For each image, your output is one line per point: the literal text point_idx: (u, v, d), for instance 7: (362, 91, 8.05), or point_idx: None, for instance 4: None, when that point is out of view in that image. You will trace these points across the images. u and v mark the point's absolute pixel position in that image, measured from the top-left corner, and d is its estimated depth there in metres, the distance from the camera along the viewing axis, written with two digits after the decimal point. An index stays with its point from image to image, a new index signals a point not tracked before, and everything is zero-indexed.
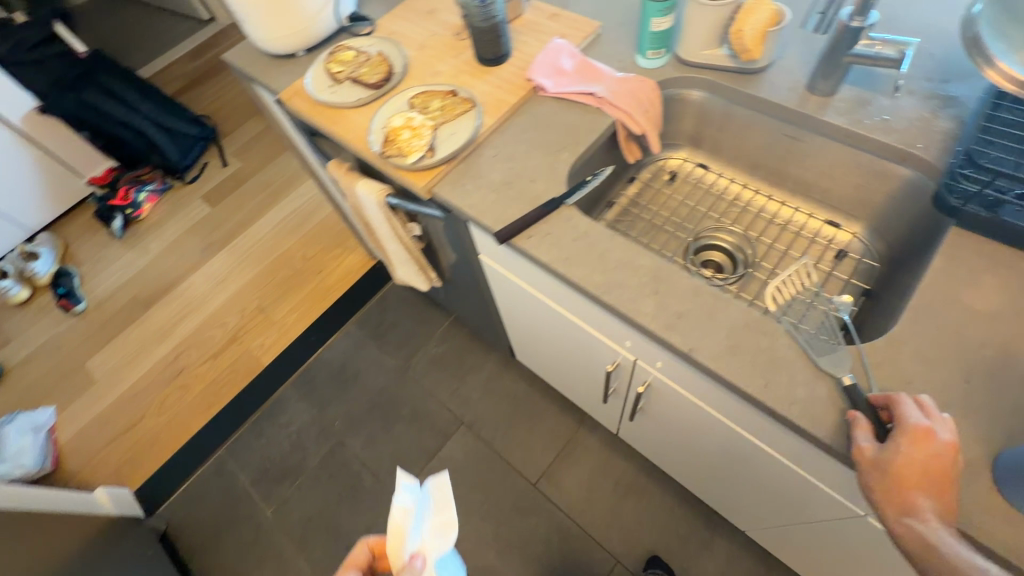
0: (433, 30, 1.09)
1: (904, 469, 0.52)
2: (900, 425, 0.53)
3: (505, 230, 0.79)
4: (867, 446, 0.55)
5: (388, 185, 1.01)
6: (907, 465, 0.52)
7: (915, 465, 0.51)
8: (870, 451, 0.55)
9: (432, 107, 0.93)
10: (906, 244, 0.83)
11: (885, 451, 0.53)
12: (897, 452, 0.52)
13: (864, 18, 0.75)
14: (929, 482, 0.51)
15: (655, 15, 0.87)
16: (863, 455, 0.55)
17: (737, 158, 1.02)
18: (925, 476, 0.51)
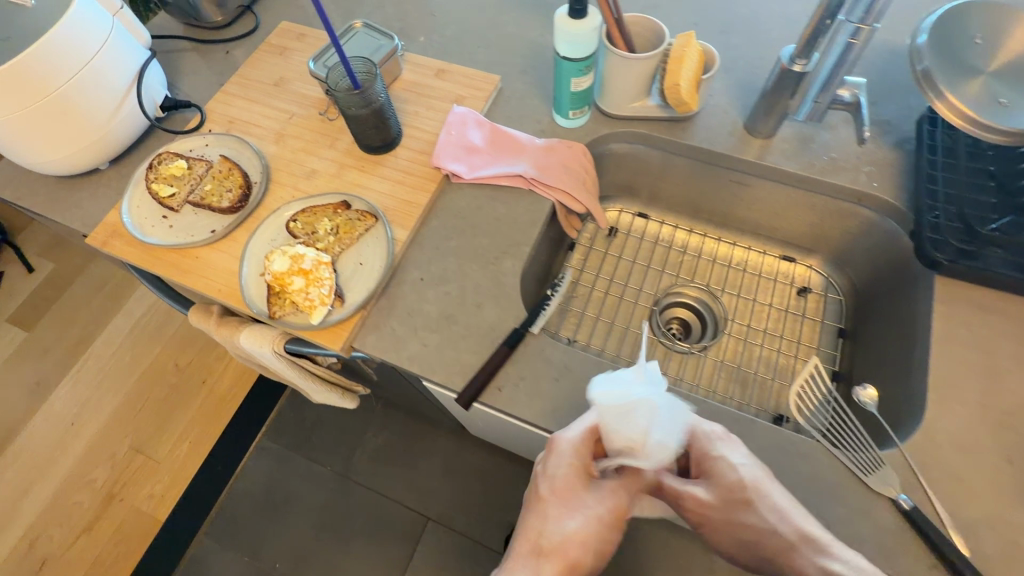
0: (290, 111, 0.84)
1: (746, 497, 0.52)
2: (702, 463, 0.55)
3: (467, 390, 0.62)
4: (704, 495, 0.53)
5: (282, 330, 0.73)
6: (746, 491, 0.52)
7: (757, 490, 0.52)
8: (707, 495, 0.53)
9: (321, 231, 0.70)
10: (872, 281, 0.80)
11: (725, 488, 0.53)
12: (724, 481, 0.53)
13: (807, 61, 0.66)
14: (772, 498, 0.52)
15: (575, 74, 0.72)
16: (695, 510, 0.53)
17: (678, 204, 0.92)
18: (756, 505, 0.52)
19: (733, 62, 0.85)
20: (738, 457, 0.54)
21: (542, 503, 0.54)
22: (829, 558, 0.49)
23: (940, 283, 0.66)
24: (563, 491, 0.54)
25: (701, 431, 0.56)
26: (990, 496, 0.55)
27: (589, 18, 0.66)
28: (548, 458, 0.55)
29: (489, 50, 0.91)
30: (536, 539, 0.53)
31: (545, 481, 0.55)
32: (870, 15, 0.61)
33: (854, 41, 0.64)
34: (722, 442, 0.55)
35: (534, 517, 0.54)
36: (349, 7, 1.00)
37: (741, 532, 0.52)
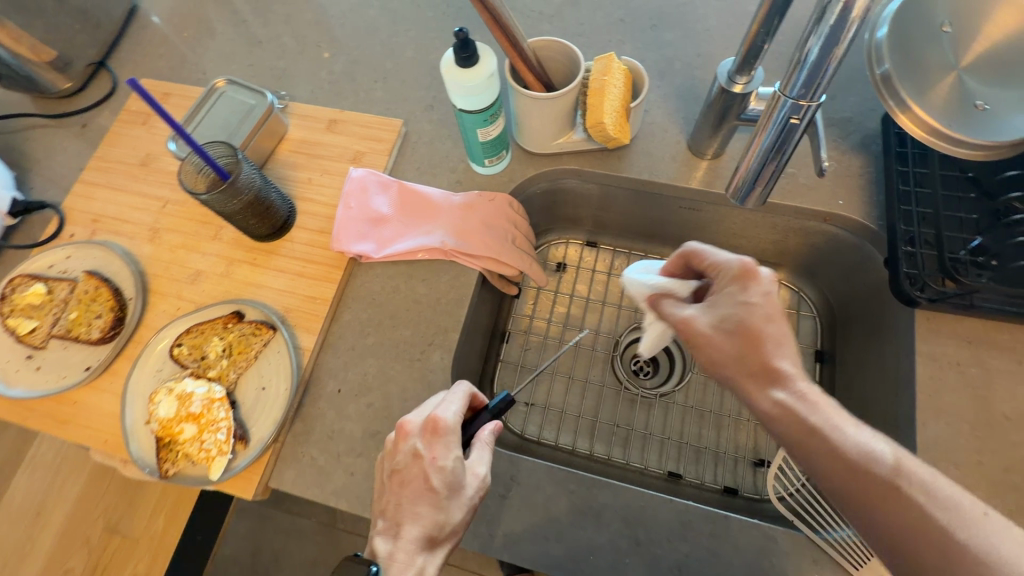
0: (162, 197, 0.72)
1: (736, 330, 0.43)
2: (720, 275, 0.46)
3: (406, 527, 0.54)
4: (693, 316, 0.46)
5: (195, 475, 0.56)
6: (741, 323, 0.43)
7: (748, 326, 0.42)
8: (698, 320, 0.45)
9: (211, 355, 0.59)
10: (846, 300, 0.71)
11: (721, 315, 0.44)
12: (731, 309, 0.44)
13: (747, 78, 0.56)
14: (765, 337, 0.42)
15: (480, 125, 0.60)
16: (684, 324, 0.46)
17: (628, 228, 0.82)
18: (736, 344, 0.43)
19: (667, 67, 0.74)
20: (754, 294, 0.43)
21: (430, 498, 0.46)
22: (778, 388, 0.41)
23: (921, 319, 0.58)
24: (459, 482, 0.47)
25: (728, 261, 0.45)
26: None
27: (482, 63, 0.54)
28: (433, 446, 0.47)
29: (388, 85, 0.78)
30: (432, 528, 0.45)
31: (435, 473, 0.46)
32: (811, 91, 0.42)
33: (793, 121, 0.45)
34: (737, 279, 0.44)
35: (420, 508, 0.46)
36: (223, 50, 0.86)
37: (706, 357, 0.44)
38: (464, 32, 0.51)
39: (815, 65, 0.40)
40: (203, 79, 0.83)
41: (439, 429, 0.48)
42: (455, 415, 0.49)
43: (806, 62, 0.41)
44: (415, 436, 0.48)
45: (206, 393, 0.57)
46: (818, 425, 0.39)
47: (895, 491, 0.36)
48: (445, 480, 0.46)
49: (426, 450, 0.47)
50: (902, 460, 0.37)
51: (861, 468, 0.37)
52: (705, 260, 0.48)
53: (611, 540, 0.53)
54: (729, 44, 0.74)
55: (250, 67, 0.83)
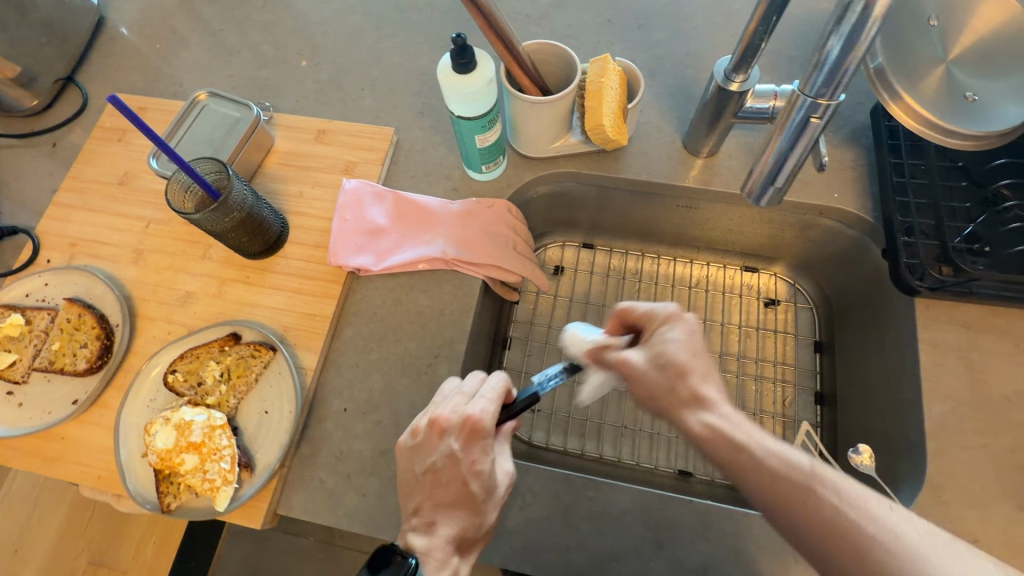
0: (144, 216, 0.68)
1: (664, 360, 0.42)
2: (649, 322, 0.46)
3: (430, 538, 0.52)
4: (632, 359, 0.44)
5: (200, 506, 0.53)
6: (669, 356, 0.42)
7: (680, 361, 0.41)
8: (631, 360, 0.44)
9: (209, 380, 0.57)
10: (843, 290, 0.72)
11: (653, 350, 0.43)
12: (660, 344, 0.43)
13: (744, 76, 0.56)
14: (693, 366, 0.41)
15: (477, 131, 0.59)
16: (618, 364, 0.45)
17: (624, 228, 0.81)
18: (666, 376, 0.41)
19: (658, 66, 0.74)
20: (679, 331, 0.43)
21: (469, 500, 0.45)
22: (705, 412, 0.39)
23: (921, 307, 0.59)
24: (494, 484, 0.46)
25: (655, 307, 0.46)
26: (1008, 554, 0.50)
27: (480, 68, 0.53)
28: (472, 448, 0.45)
29: (376, 92, 0.76)
30: (468, 529, 0.45)
31: (472, 476, 0.45)
32: (830, 89, 0.42)
33: (813, 120, 0.45)
34: (669, 323, 0.44)
35: (456, 508, 0.45)
36: (199, 60, 0.82)
37: (645, 391, 0.43)
38: (462, 37, 0.50)
39: (836, 64, 0.40)
40: (180, 91, 0.80)
41: (479, 431, 0.45)
42: (493, 414, 0.46)
43: (826, 63, 0.41)
44: (452, 434, 0.46)
45: (206, 421, 0.54)
46: (744, 441, 0.36)
47: (819, 499, 0.32)
48: (483, 483, 0.45)
49: (463, 453, 0.45)
50: (822, 469, 0.34)
51: (782, 476, 0.34)
52: (635, 313, 0.47)
53: (633, 544, 0.53)
54: (717, 41, 0.75)
55: (229, 78, 0.80)
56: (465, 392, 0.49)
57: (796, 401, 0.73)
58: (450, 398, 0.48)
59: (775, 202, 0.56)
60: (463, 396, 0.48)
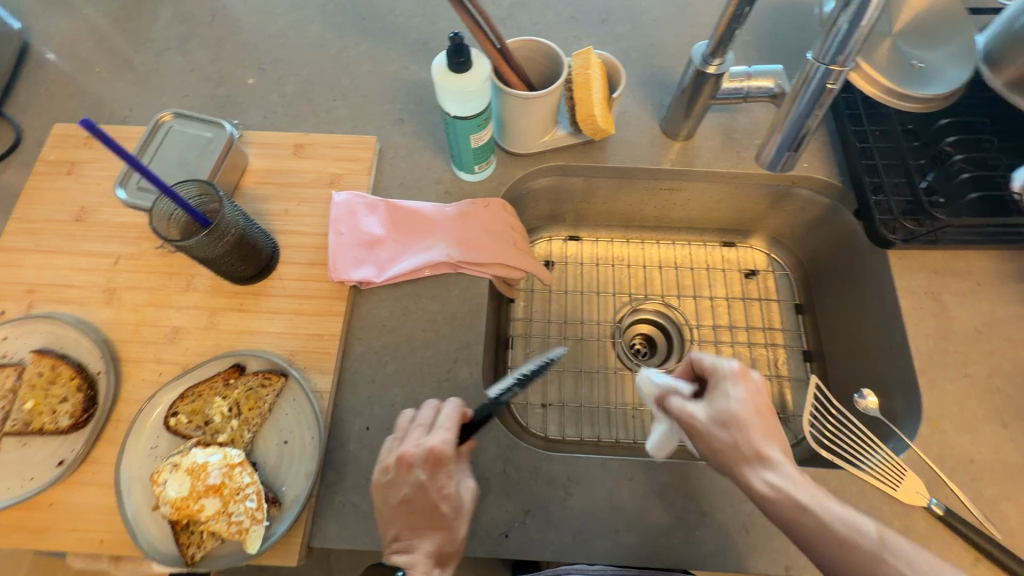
0: (111, 252, 0.63)
1: (730, 419, 0.44)
2: (713, 374, 0.48)
3: None
4: (697, 412, 0.46)
5: (226, 553, 0.49)
6: (733, 416, 0.44)
7: (743, 420, 0.44)
8: (698, 413, 0.46)
9: (218, 418, 0.53)
10: (817, 253, 0.78)
11: (718, 408, 0.45)
12: (726, 402, 0.45)
13: (720, 60, 0.59)
14: (755, 428, 0.43)
15: (473, 131, 0.59)
16: (684, 416, 0.46)
17: (608, 217, 0.84)
18: (735, 435, 0.43)
19: (626, 58, 0.77)
20: (739, 390, 0.45)
21: (439, 520, 0.47)
22: (768, 471, 0.42)
23: (894, 259, 0.65)
24: (464, 503, 0.48)
25: (719, 363, 0.48)
26: (1001, 469, 0.56)
27: (475, 68, 0.53)
28: (437, 475, 0.48)
29: (349, 101, 0.74)
30: (444, 546, 0.47)
31: (441, 497, 0.48)
32: (841, 57, 0.51)
33: (829, 86, 0.54)
34: (731, 378, 0.46)
35: (429, 527, 0.47)
36: (146, 82, 0.77)
37: (710, 447, 0.44)
38: (459, 36, 0.50)
39: (848, 34, 0.48)
40: (129, 116, 0.74)
41: (439, 459, 0.49)
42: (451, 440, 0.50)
43: (836, 38, 0.49)
44: (415, 466, 0.48)
45: (223, 460, 0.50)
46: (807, 503, 0.39)
47: (888, 568, 0.36)
48: (451, 502, 0.48)
49: (429, 480, 0.48)
50: (884, 535, 0.37)
51: (847, 543, 0.37)
52: (700, 363, 0.49)
53: (677, 516, 0.54)
54: (677, 31, 0.79)
55: (184, 98, 0.75)
56: (421, 424, 0.51)
57: (787, 360, 0.77)
58: (410, 432, 0.51)
59: (790, 160, 0.67)
60: (420, 430, 0.51)
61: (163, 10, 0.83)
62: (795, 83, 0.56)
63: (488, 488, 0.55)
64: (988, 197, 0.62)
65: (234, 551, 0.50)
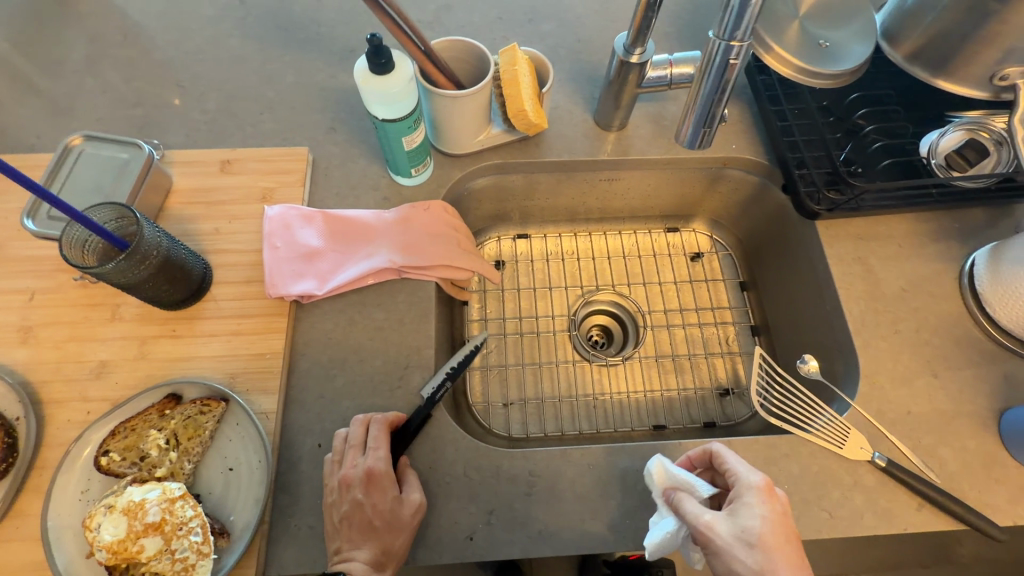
0: (24, 288, 0.59)
1: (757, 541, 0.42)
2: (739, 485, 0.46)
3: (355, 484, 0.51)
4: (716, 524, 0.44)
5: None
6: (760, 537, 0.42)
7: (770, 543, 0.42)
8: (717, 525, 0.44)
9: (155, 451, 0.50)
10: (753, 230, 0.81)
11: (741, 525, 0.43)
12: (752, 519, 0.43)
13: (642, 48, 0.61)
14: (784, 557, 0.41)
15: (404, 133, 0.58)
16: (700, 526, 0.44)
17: (553, 213, 0.84)
18: (762, 560, 0.41)
19: (554, 55, 0.78)
20: (762, 508, 0.44)
21: (374, 532, 0.48)
22: None
23: (822, 229, 0.68)
24: (400, 516, 0.49)
25: (745, 474, 0.47)
26: (936, 416, 0.59)
27: (398, 69, 0.53)
28: (373, 491, 0.50)
29: (277, 114, 0.72)
30: (379, 553, 0.47)
31: (377, 512, 0.49)
32: (739, 31, 0.49)
33: (732, 62, 0.52)
34: (756, 493, 0.45)
35: (365, 539, 0.48)
36: (54, 108, 0.72)
37: (729, 569, 0.42)
38: (377, 38, 0.49)
39: (742, 6, 0.47)
40: (38, 144, 0.70)
41: (375, 477, 0.50)
42: (387, 460, 0.51)
43: (734, 9, 0.48)
44: (354, 486, 0.50)
45: (162, 495, 0.47)
46: None
47: None
48: (386, 517, 0.49)
49: (366, 497, 0.49)
50: None
51: None
52: (725, 467, 0.49)
53: (639, 499, 0.55)
54: (602, 27, 0.81)
55: (98, 121, 0.71)
56: (356, 443, 0.52)
57: (737, 336, 0.80)
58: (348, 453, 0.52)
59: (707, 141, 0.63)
60: (353, 449, 0.51)
61: (68, 31, 0.79)
62: (702, 59, 0.54)
63: (450, 493, 0.54)
64: (900, 163, 0.65)
65: None
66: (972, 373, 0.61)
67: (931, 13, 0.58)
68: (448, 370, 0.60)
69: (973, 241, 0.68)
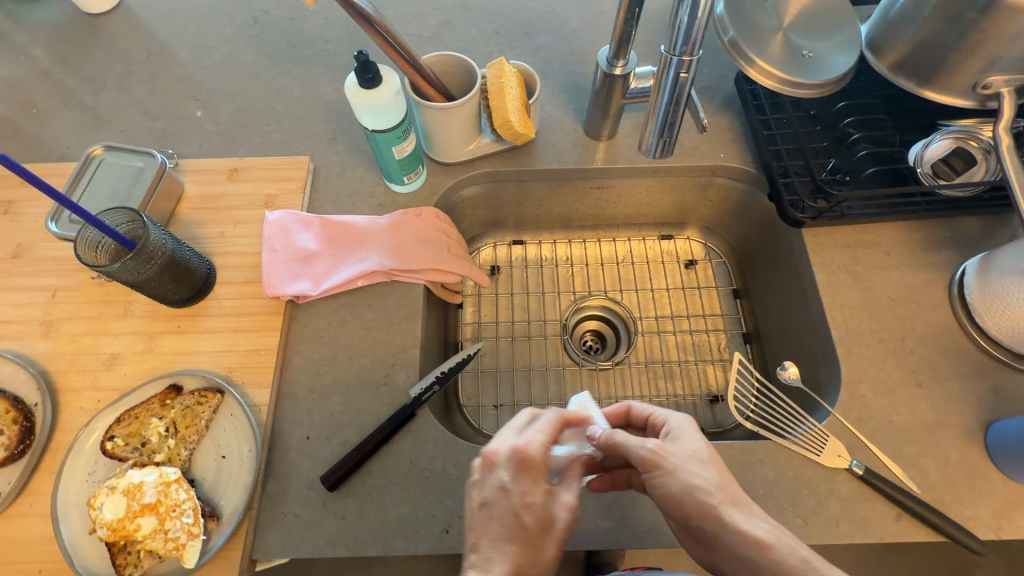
0: (48, 286, 0.64)
1: (707, 459, 0.44)
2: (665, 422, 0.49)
3: (336, 470, 0.54)
4: (666, 448, 0.44)
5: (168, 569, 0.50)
6: (707, 457, 0.44)
7: (716, 462, 0.44)
8: (666, 449, 0.44)
9: (155, 438, 0.54)
10: (746, 238, 0.81)
11: (688, 448, 0.45)
12: (695, 444, 0.45)
13: (624, 61, 0.63)
14: (727, 473, 0.44)
15: (394, 143, 0.61)
16: (653, 451, 0.44)
17: (547, 220, 0.86)
18: (718, 475, 0.43)
19: (549, 69, 0.81)
20: (700, 436, 0.47)
21: (521, 531, 0.41)
22: (756, 518, 0.41)
23: (809, 237, 0.68)
24: (551, 516, 0.42)
25: (673, 412, 0.50)
26: (919, 426, 0.58)
27: (387, 83, 0.56)
28: (520, 481, 0.43)
29: (283, 125, 0.76)
30: (520, 562, 0.39)
31: (526, 506, 0.42)
32: (690, 46, 0.52)
33: (683, 75, 0.55)
34: (688, 424, 0.48)
35: (508, 539, 0.40)
36: (83, 121, 0.79)
37: (689, 485, 0.42)
38: (364, 54, 0.53)
39: (688, 26, 0.50)
40: (67, 154, 0.75)
41: (528, 461, 0.44)
42: (542, 444, 0.45)
43: (681, 27, 0.50)
44: (500, 465, 0.44)
45: (159, 478, 0.51)
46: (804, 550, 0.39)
47: None
48: (536, 513, 0.42)
49: (513, 483, 0.43)
50: None
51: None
52: (648, 412, 0.51)
53: (612, 499, 0.56)
54: (595, 40, 0.83)
55: (121, 132, 0.77)
56: (513, 426, 0.48)
57: (729, 344, 0.80)
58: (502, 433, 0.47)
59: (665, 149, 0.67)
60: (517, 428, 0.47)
61: (99, 50, 0.85)
62: (657, 75, 0.57)
63: (428, 487, 0.56)
64: (886, 170, 0.67)
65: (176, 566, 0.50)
66: (959, 384, 0.60)
67: (911, 24, 0.59)
68: (438, 373, 0.64)
69: (966, 251, 0.67)
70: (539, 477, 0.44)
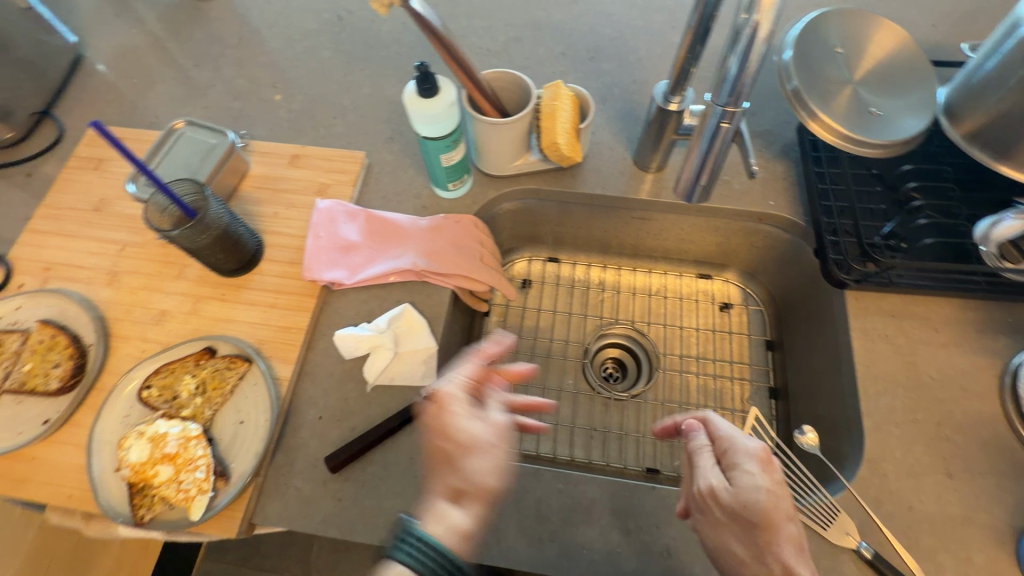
0: (119, 240, 0.70)
1: (753, 514, 0.44)
2: (732, 450, 0.48)
3: (340, 454, 0.57)
4: (717, 493, 0.46)
5: (177, 517, 0.54)
6: (761, 510, 0.44)
7: (768, 513, 0.44)
8: (719, 493, 0.46)
9: (184, 394, 0.58)
10: (787, 290, 0.79)
11: (741, 494, 0.45)
12: (748, 493, 0.45)
13: (680, 97, 0.62)
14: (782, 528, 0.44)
15: (442, 151, 0.64)
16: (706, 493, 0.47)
17: (585, 242, 0.86)
18: (761, 536, 0.44)
19: (608, 94, 0.81)
20: (762, 480, 0.46)
21: (454, 455, 0.48)
22: None
23: (851, 299, 0.65)
24: (473, 436, 0.49)
25: (743, 441, 0.48)
26: (943, 520, 0.54)
27: (442, 94, 0.58)
28: (442, 418, 0.50)
29: (347, 120, 0.81)
30: (454, 481, 0.47)
31: (451, 436, 0.49)
32: (735, 97, 0.52)
33: (725, 124, 0.54)
34: (756, 461, 0.46)
35: (445, 466, 0.48)
36: (174, 93, 0.86)
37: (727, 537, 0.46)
38: (424, 66, 0.56)
39: (735, 78, 0.49)
40: (156, 122, 0.83)
41: (444, 403, 0.50)
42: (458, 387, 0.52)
43: (728, 78, 0.50)
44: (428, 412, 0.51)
45: (182, 432, 0.56)
46: None
47: None
48: (464, 439, 0.48)
49: (441, 422, 0.50)
50: None
51: None
52: (721, 431, 0.50)
53: (601, 533, 0.56)
54: (659, 71, 0.83)
55: (205, 109, 0.84)
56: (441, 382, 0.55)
57: (753, 396, 0.77)
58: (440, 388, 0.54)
59: (703, 192, 0.66)
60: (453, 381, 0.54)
61: (198, 30, 0.93)
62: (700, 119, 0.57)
63: (423, 486, 0.57)
64: (945, 243, 0.63)
65: (184, 516, 0.54)
66: (994, 482, 0.56)
67: (995, 94, 0.55)
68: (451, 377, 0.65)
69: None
70: (457, 411, 0.50)
